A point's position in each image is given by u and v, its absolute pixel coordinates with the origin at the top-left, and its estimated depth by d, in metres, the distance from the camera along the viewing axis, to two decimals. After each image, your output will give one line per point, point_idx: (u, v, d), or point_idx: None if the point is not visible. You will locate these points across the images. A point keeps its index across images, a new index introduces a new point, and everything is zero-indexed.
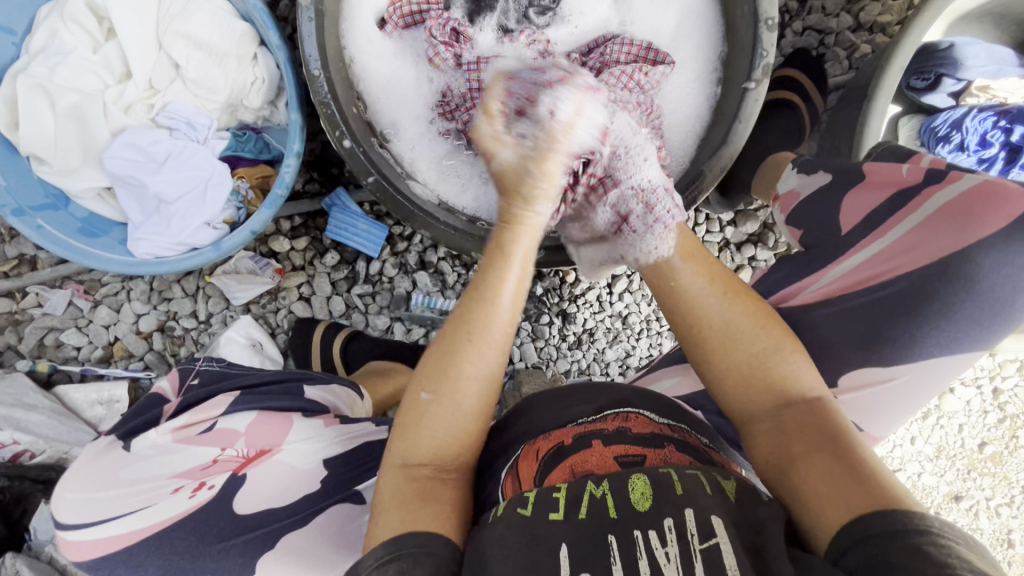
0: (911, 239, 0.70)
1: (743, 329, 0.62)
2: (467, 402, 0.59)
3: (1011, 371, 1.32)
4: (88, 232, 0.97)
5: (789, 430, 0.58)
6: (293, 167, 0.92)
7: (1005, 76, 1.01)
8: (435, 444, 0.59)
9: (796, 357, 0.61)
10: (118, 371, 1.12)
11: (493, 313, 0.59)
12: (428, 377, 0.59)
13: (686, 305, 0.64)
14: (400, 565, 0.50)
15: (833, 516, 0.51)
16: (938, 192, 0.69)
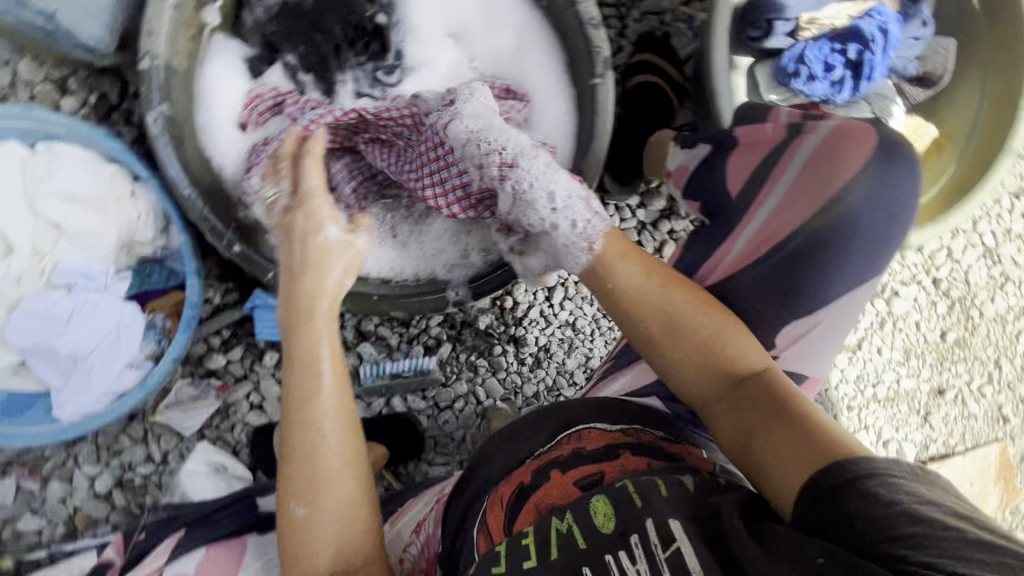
0: (798, 186, 0.75)
1: (691, 314, 0.64)
2: (346, 499, 0.59)
3: (943, 258, 1.38)
4: (13, 412, 0.95)
5: (751, 408, 0.60)
6: (197, 286, 0.94)
7: (827, 5, 1.09)
8: (330, 557, 0.58)
9: (733, 331, 0.64)
10: (86, 541, 1.08)
11: (319, 402, 0.60)
12: (293, 492, 0.59)
13: (623, 304, 0.65)
14: None
15: (794, 482, 0.53)
16: (807, 141, 0.76)
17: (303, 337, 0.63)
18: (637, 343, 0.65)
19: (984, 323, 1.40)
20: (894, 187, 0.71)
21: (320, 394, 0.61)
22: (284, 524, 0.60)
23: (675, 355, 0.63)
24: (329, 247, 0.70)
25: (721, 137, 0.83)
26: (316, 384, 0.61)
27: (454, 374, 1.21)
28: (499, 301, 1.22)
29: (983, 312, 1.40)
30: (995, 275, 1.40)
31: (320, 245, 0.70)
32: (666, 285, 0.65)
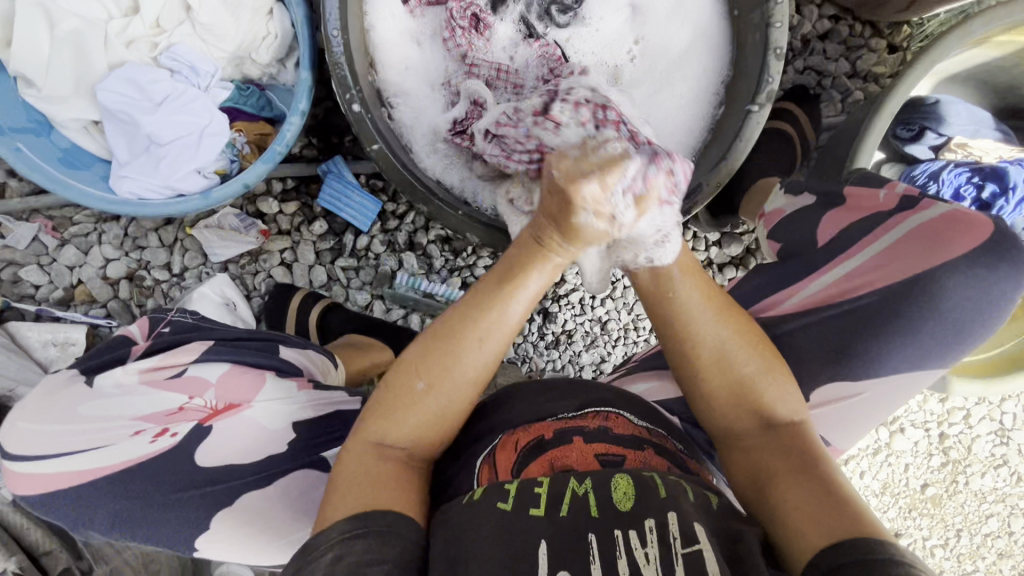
0: (881, 257, 0.74)
1: (735, 350, 0.61)
2: (455, 405, 0.59)
3: (958, 418, 1.39)
4: (69, 164, 0.93)
5: (779, 455, 0.59)
6: (295, 127, 0.91)
7: (981, 137, 1.09)
8: (414, 432, 0.59)
9: (777, 377, 0.62)
10: (78, 315, 1.08)
11: (501, 320, 0.57)
12: (426, 368, 0.58)
13: (668, 316, 0.61)
14: (365, 543, 0.51)
15: (812, 539, 0.51)
16: (914, 215, 0.73)
17: (516, 260, 0.57)
18: (670, 352, 0.63)
19: (966, 493, 1.41)
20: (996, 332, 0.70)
21: (507, 317, 0.57)
22: (392, 380, 0.59)
23: (702, 386, 0.62)
24: (591, 233, 0.54)
25: (830, 192, 0.82)
26: (506, 301, 0.57)
27: None
28: None
29: (970, 483, 1.41)
30: (997, 455, 1.41)
31: (582, 228, 0.53)
32: (722, 313, 0.61)
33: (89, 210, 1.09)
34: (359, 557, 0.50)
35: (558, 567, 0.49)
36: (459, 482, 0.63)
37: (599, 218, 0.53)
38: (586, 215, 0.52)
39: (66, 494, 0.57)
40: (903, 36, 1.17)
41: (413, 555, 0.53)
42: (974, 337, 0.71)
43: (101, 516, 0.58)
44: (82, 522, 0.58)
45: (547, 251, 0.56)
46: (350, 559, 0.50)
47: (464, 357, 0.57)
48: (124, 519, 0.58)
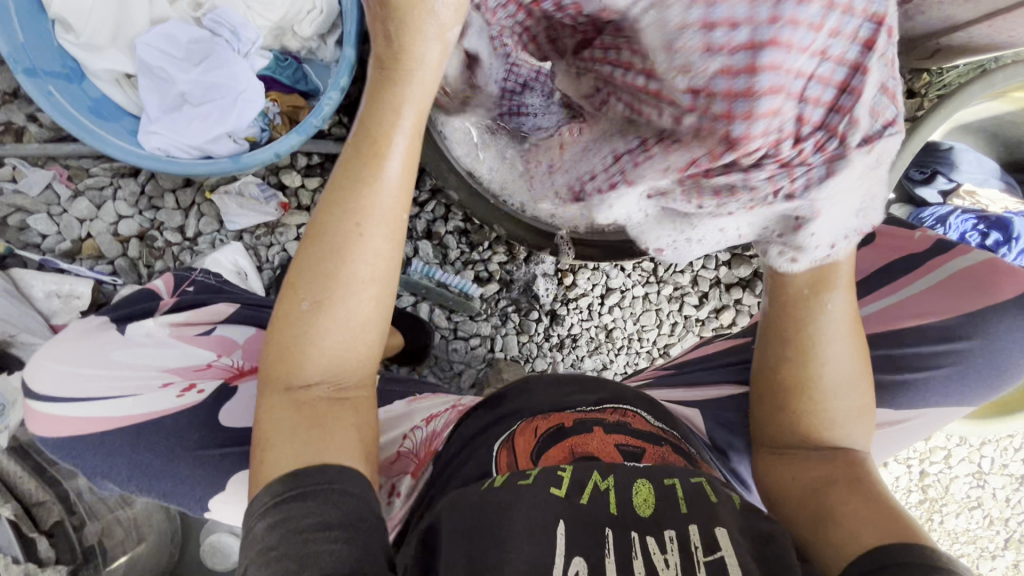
0: (927, 295, 0.78)
1: (841, 384, 0.62)
2: (364, 313, 0.54)
3: (939, 457, 1.43)
4: (98, 114, 0.92)
5: (842, 476, 0.60)
6: (334, 102, 0.91)
7: (989, 186, 1.12)
8: (330, 364, 0.55)
9: (859, 412, 0.64)
10: (83, 269, 1.05)
11: (376, 198, 0.53)
12: (307, 286, 0.54)
13: (801, 334, 0.61)
14: (306, 505, 0.49)
15: (865, 541, 0.52)
16: (950, 261, 0.79)
17: (383, 117, 0.53)
18: (772, 364, 0.63)
19: (939, 531, 1.45)
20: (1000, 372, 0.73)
21: (379, 188, 0.53)
22: (284, 311, 0.55)
23: (802, 411, 0.63)
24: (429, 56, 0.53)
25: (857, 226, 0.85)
26: (377, 170, 0.53)
27: (484, 313, 1.20)
28: (560, 274, 1.22)
29: (944, 522, 1.45)
30: (973, 497, 1.44)
31: (413, 48, 0.53)
32: (850, 342, 0.62)
33: (107, 163, 1.08)
34: (307, 521, 0.48)
35: (574, 552, 0.49)
36: (472, 465, 0.63)
37: (433, 0, 0.52)
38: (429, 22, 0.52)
39: (90, 439, 0.57)
40: (923, 84, 1.21)
41: (363, 512, 0.50)
42: (977, 371, 0.74)
43: (118, 468, 0.57)
44: (98, 473, 0.58)
45: (393, 87, 0.53)
46: (289, 524, 0.47)
47: (348, 252, 0.53)
48: (140, 472, 0.58)
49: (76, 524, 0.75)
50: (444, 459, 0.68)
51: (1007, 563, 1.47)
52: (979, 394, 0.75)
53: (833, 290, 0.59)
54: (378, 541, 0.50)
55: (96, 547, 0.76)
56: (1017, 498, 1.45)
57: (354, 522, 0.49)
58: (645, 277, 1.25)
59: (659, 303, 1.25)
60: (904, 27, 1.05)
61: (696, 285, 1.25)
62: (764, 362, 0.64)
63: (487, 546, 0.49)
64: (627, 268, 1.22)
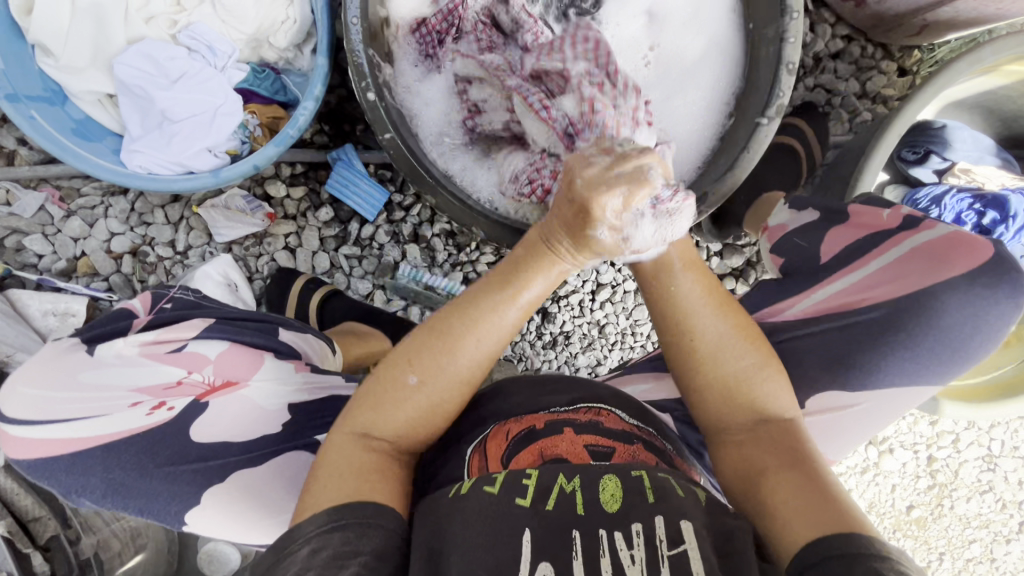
0: (890, 271, 0.75)
1: (729, 345, 0.62)
2: (442, 402, 0.60)
3: (947, 441, 1.40)
4: (81, 135, 0.94)
5: (772, 449, 0.59)
6: (310, 112, 0.91)
7: (985, 163, 1.09)
8: (403, 432, 0.61)
9: (773, 376, 0.63)
10: (79, 287, 1.08)
11: (493, 317, 0.58)
12: (417, 361, 0.59)
13: (668, 310, 0.63)
14: (343, 535, 0.52)
15: (800, 530, 0.52)
16: (913, 236, 0.75)
17: (509, 267, 0.59)
18: (671, 354, 0.64)
19: (950, 516, 1.42)
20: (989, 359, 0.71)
21: (502, 312, 0.58)
22: (384, 373, 0.61)
23: (716, 382, 0.62)
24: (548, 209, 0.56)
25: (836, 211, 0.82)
26: (499, 306, 0.58)
27: None
28: None
29: (955, 507, 1.42)
30: (983, 481, 1.41)
31: (546, 191, 0.55)
32: (719, 305, 0.62)
33: (97, 182, 1.10)
34: (335, 551, 0.52)
35: (541, 556, 0.49)
36: (449, 468, 0.63)
37: (553, 163, 0.55)
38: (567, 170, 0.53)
39: (60, 461, 0.59)
40: (914, 60, 1.18)
41: (390, 543, 0.54)
42: (967, 354, 0.71)
43: (92, 485, 0.59)
44: (74, 491, 0.60)
45: (555, 258, 0.56)
46: (326, 552, 0.51)
47: (458, 350, 0.59)
48: (115, 491, 0.60)
49: (72, 538, 0.77)
50: (424, 461, 0.68)
51: None
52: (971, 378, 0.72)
53: (676, 269, 0.61)
54: (389, 554, 0.53)
55: (92, 559, 0.79)
56: None
57: (384, 553, 0.53)
58: None
59: None
60: (888, 4, 1.02)
61: None
62: (668, 347, 0.64)
63: (451, 560, 0.49)
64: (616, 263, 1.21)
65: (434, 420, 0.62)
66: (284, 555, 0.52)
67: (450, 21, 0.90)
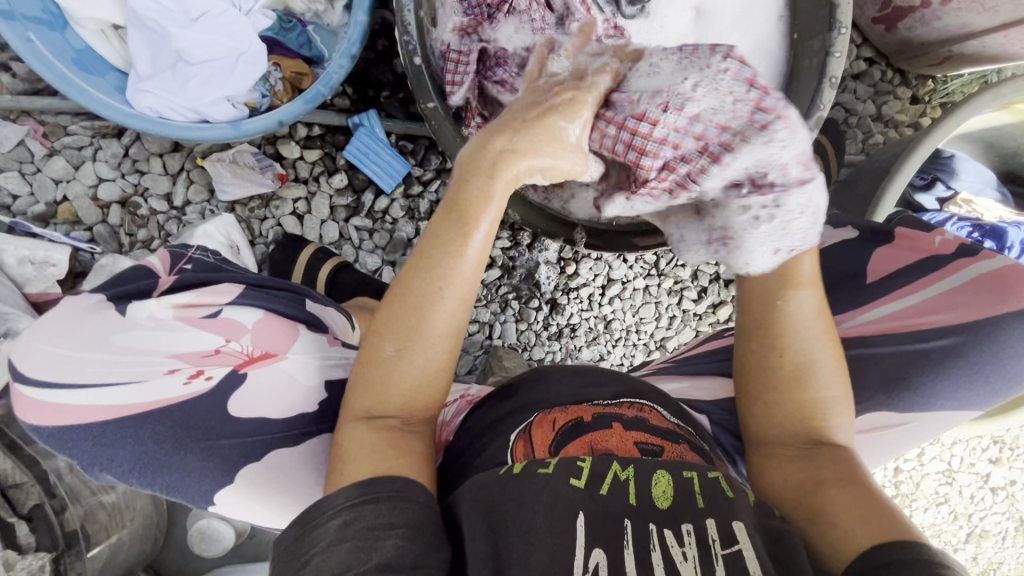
0: (941, 299, 0.78)
1: (825, 369, 0.64)
2: (436, 359, 0.57)
3: (913, 455, 1.48)
4: (82, 66, 0.84)
5: (835, 468, 0.61)
6: (344, 71, 0.86)
7: (985, 196, 1.14)
8: (401, 402, 0.57)
9: (849, 407, 0.65)
10: (59, 235, 0.98)
11: (458, 265, 0.55)
12: (387, 331, 0.56)
13: (774, 317, 0.64)
14: (378, 507, 0.50)
15: (859, 542, 0.53)
16: (971, 264, 0.78)
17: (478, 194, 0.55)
18: (758, 376, 0.66)
19: None
20: (998, 383, 0.75)
21: (461, 258, 0.55)
22: (366, 353, 0.58)
23: (794, 402, 0.64)
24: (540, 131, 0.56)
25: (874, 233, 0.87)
26: (458, 248, 0.55)
27: (484, 299, 1.18)
28: (562, 263, 1.20)
29: (913, 516, 1.51)
30: (940, 494, 1.51)
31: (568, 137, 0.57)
32: (825, 331, 0.65)
33: (87, 121, 1.00)
34: (369, 523, 0.49)
35: (592, 543, 0.49)
36: (492, 451, 0.61)
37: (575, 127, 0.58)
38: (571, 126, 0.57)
39: (92, 428, 0.55)
40: (927, 90, 1.22)
41: (425, 517, 0.51)
42: (991, 372, 0.75)
43: (120, 458, 0.55)
44: (97, 464, 0.55)
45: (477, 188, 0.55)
46: (360, 522, 0.49)
47: (433, 313, 0.56)
48: (139, 468, 0.56)
49: (57, 508, 0.70)
50: (460, 450, 0.66)
51: (967, 555, 1.55)
52: (990, 396, 0.76)
53: (798, 285, 0.64)
54: (422, 527, 0.50)
55: (79, 532, 0.72)
56: (981, 496, 1.52)
57: (420, 524, 0.50)
58: (647, 269, 1.24)
59: (659, 295, 1.25)
60: (919, 31, 1.06)
61: (696, 279, 1.24)
62: (748, 357, 0.67)
63: (512, 542, 0.48)
64: (629, 259, 1.20)
65: (437, 379, 0.59)
66: (311, 528, 0.49)
67: None
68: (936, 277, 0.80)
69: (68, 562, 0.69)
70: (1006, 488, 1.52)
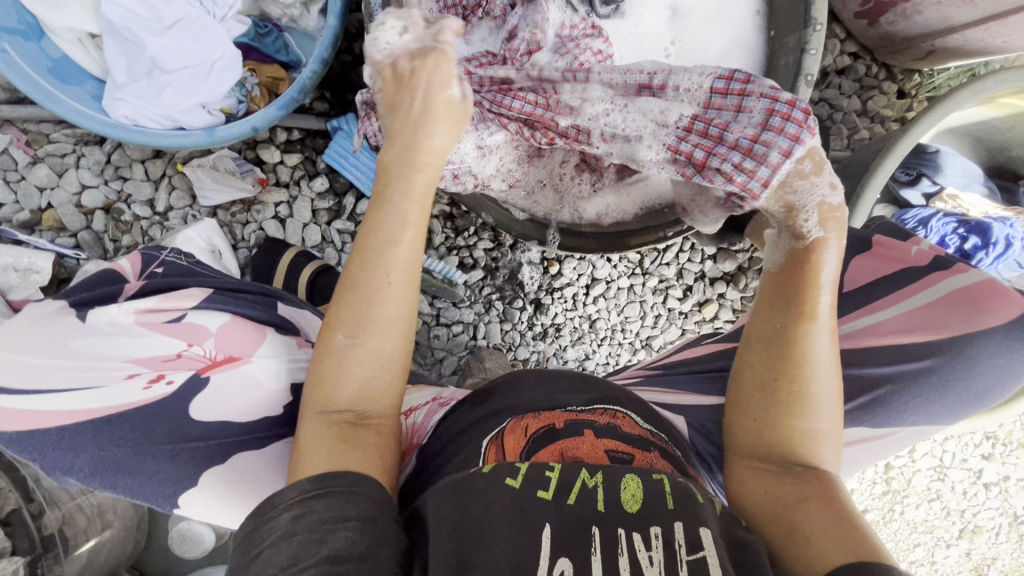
0: (918, 314, 0.78)
1: (827, 404, 0.64)
2: (387, 345, 0.59)
3: (904, 451, 1.48)
4: (58, 76, 0.86)
5: (816, 490, 0.60)
6: (316, 76, 0.86)
7: (971, 191, 1.13)
8: (356, 393, 0.59)
9: (837, 439, 0.65)
10: (43, 242, 0.99)
11: (394, 249, 0.59)
12: (342, 321, 0.59)
13: (792, 342, 0.64)
14: (327, 501, 0.50)
15: (833, 556, 0.53)
16: (948, 278, 0.78)
17: (403, 171, 0.61)
18: (760, 392, 0.65)
19: (899, 521, 1.50)
20: (971, 385, 0.75)
21: (395, 246, 0.59)
22: (321, 348, 0.60)
23: (786, 427, 0.64)
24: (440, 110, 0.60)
25: (851, 233, 0.87)
26: (387, 228, 0.59)
27: (468, 300, 1.19)
28: (546, 263, 1.20)
29: (905, 513, 1.50)
30: (932, 490, 1.50)
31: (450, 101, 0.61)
32: (835, 366, 0.64)
33: (69, 129, 1.01)
34: (320, 516, 0.49)
35: (559, 551, 0.49)
36: (461, 458, 0.62)
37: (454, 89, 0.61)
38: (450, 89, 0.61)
39: (49, 433, 0.54)
40: (913, 85, 1.21)
41: (378, 509, 0.52)
42: (967, 369, 0.74)
43: (81, 462, 0.55)
44: (58, 471, 0.55)
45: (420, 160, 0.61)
46: (311, 517, 0.49)
47: (378, 298, 0.59)
48: (99, 475, 0.55)
49: (35, 512, 0.73)
50: (429, 456, 0.67)
51: (961, 551, 1.53)
52: (967, 395, 0.75)
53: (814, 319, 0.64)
54: (374, 519, 0.51)
55: (57, 535, 0.74)
56: (974, 492, 1.51)
57: (371, 519, 0.51)
58: (631, 269, 1.23)
59: (643, 295, 1.24)
60: (900, 26, 1.05)
61: (681, 278, 1.24)
62: (754, 365, 0.67)
63: (476, 546, 0.49)
64: (613, 259, 1.20)
65: (388, 373, 0.60)
66: (264, 521, 0.50)
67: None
68: (915, 289, 0.79)
69: (47, 563, 0.72)
70: (1000, 484, 1.51)
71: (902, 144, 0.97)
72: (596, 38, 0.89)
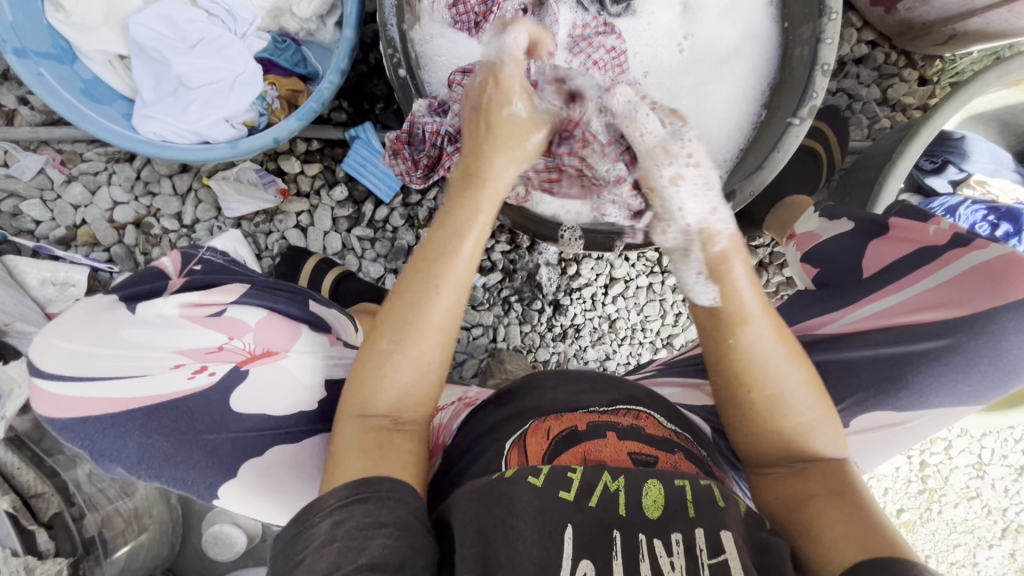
0: (938, 293, 0.76)
1: (799, 396, 0.60)
2: (427, 356, 0.59)
3: (940, 448, 1.43)
4: (90, 97, 0.90)
5: (821, 487, 0.59)
6: (334, 85, 0.87)
7: (1000, 176, 1.10)
8: (395, 399, 0.59)
9: (835, 423, 0.62)
10: (78, 256, 1.04)
11: (451, 263, 0.60)
12: (388, 327, 0.59)
13: (732, 359, 0.60)
14: (364, 507, 0.51)
15: (843, 558, 0.52)
16: (967, 254, 0.76)
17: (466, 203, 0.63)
18: (737, 407, 0.62)
19: (938, 521, 1.45)
20: (1003, 374, 0.73)
21: (456, 257, 0.60)
22: (363, 350, 0.60)
23: (772, 433, 0.61)
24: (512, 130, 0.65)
25: (874, 223, 0.86)
26: (451, 245, 0.60)
27: (486, 303, 1.19)
28: (564, 264, 1.20)
29: (943, 512, 1.45)
30: (972, 488, 1.45)
31: (509, 118, 0.65)
32: (791, 356, 0.60)
33: (101, 148, 1.05)
34: (358, 522, 0.50)
35: (582, 558, 0.49)
36: (482, 462, 0.62)
37: (522, 108, 0.66)
38: (514, 104, 0.65)
39: (99, 420, 0.58)
40: (936, 70, 1.18)
41: (413, 518, 0.52)
42: (996, 356, 0.72)
43: (128, 450, 0.59)
44: (107, 456, 0.60)
45: (485, 176, 0.64)
46: (350, 523, 0.50)
47: (427, 305, 0.59)
48: (140, 470, 0.60)
49: (76, 515, 0.77)
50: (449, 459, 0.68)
51: (1004, 552, 1.47)
52: (997, 385, 0.73)
53: (747, 321, 0.59)
54: (410, 527, 0.51)
55: (96, 538, 0.78)
56: (1016, 489, 1.45)
57: (408, 525, 0.51)
58: (649, 267, 1.23)
59: (662, 293, 1.24)
60: (919, 11, 1.03)
61: None
62: (716, 386, 0.63)
63: (499, 548, 0.49)
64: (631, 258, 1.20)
65: (423, 390, 0.60)
66: (305, 529, 0.51)
67: (488, 4, 0.88)
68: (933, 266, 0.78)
69: (87, 567, 0.76)
70: None
71: (929, 126, 0.95)
72: (609, 36, 0.91)
